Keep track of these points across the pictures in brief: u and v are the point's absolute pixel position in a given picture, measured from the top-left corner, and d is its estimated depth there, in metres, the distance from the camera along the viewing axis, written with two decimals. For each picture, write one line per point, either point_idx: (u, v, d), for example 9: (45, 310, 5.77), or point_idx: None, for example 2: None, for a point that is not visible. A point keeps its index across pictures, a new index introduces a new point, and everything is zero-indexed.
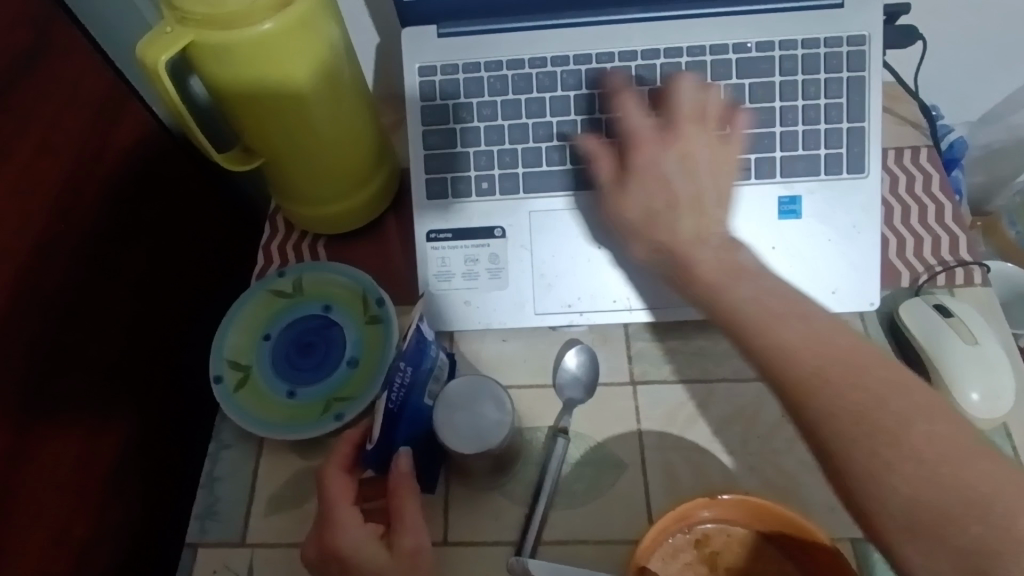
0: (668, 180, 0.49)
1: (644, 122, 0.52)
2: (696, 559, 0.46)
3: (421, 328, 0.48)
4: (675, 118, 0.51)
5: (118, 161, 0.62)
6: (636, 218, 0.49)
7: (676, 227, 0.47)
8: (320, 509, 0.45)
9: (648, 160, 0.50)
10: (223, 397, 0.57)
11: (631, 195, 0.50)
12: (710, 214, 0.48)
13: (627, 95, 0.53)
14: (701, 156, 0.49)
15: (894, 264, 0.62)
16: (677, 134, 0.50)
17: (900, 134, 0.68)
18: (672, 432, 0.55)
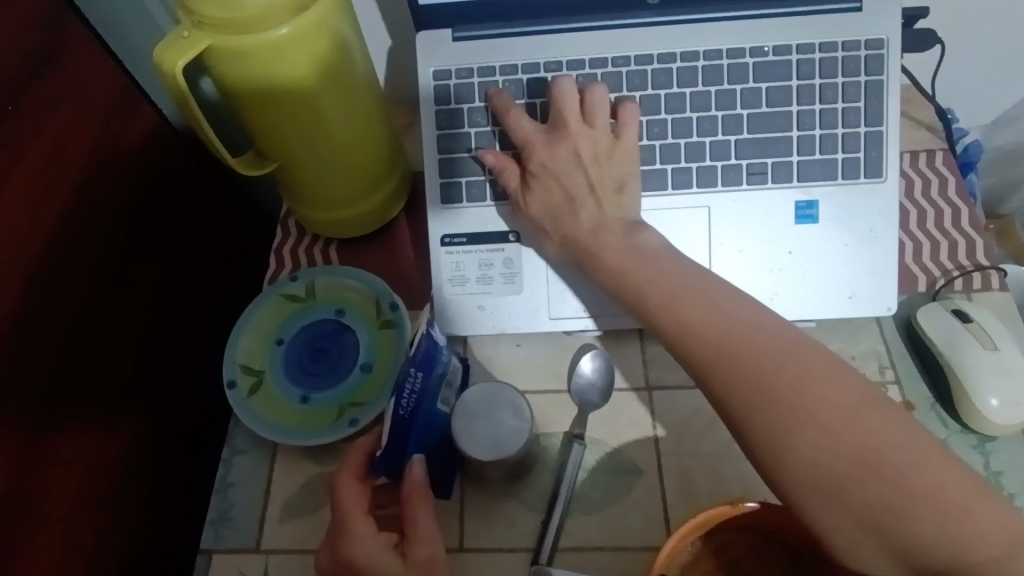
0: (563, 177, 0.52)
1: (533, 128, 0.54)
2: (716, 568, 0.45)
3: (432, 334, 0.47)
4: (560, 119, 0.53)
5: (128, 165, 0.62)
6: (541, 216, 0.53)
7: (576, 217, 0.51)
8: (334, 518, 0.45)
9: (540, 163, 0.53)
10: (237, 403, 0.56)
11: (533, 196, 0.53)
12: (604, 204, 0.51)
13: (509, 104, 0.55)
14: (587, 150, 0.52)
15: (911, 268, 0.61)
16: (563, 134, 0.53)
17: (916, 138, 0.68)
18: (689, 438, 0.55)
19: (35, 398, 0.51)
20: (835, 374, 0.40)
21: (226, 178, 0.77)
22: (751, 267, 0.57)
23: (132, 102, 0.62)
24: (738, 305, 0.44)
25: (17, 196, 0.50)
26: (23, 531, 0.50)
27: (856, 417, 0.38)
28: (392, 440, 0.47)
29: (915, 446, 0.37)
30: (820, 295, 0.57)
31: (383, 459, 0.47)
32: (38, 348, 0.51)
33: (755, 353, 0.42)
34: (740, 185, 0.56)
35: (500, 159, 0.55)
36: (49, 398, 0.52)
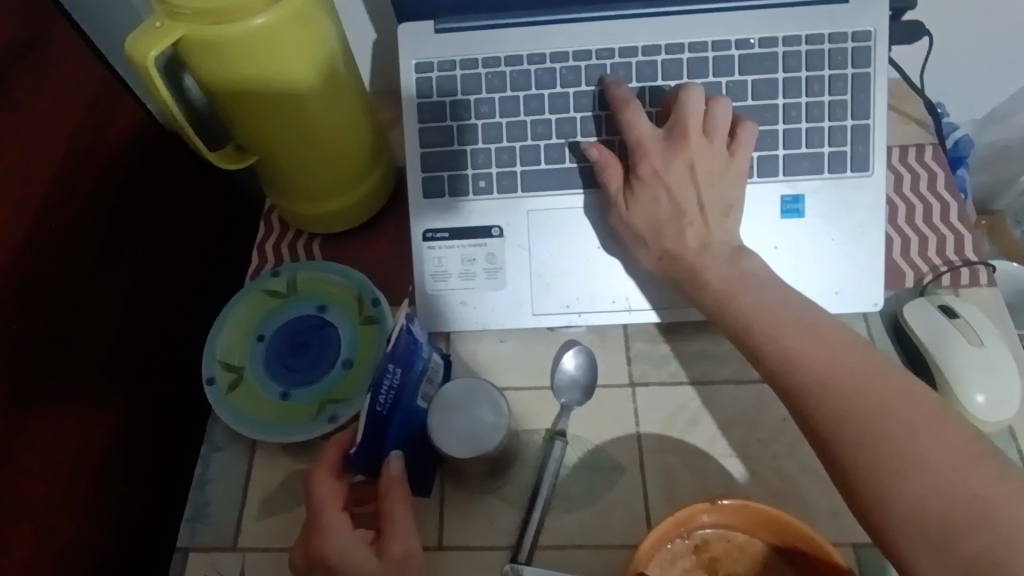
0: (676, 193, 0.50)
1: (651, 132, 0.52)
2: (695, 565, 0.45)
3: (412, 330, 0.46)
4: (680, 128, 0.51)
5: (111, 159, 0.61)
6: (642, 228, 0.52)
7: (683, 235, 0.50)
8: (308, 515, 0.44)
9: (652, 172, 0.51)
10: (216, 399, 0.56)
11: (637, 205, 0.52)
12: (710, 225, 0.50)
13: (630, 103, 0.52)
14: (706, 167, 0.50)
15: (898, 264, 0.61)
16: (681, 145, 0.51)
17: (905, 132, 0.67)
18: (672, 435, 0.54)
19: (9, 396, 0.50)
20: None
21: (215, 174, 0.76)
22: None
23: (113, 95, 0.61)
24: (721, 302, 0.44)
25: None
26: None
27: None
28: (370, 436, 0.45)
29: None
30: (808, 291, 0.56)
31: (359, 453, 0.46)
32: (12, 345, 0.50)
33: None
34: None
35: (610, 158, 0.53)
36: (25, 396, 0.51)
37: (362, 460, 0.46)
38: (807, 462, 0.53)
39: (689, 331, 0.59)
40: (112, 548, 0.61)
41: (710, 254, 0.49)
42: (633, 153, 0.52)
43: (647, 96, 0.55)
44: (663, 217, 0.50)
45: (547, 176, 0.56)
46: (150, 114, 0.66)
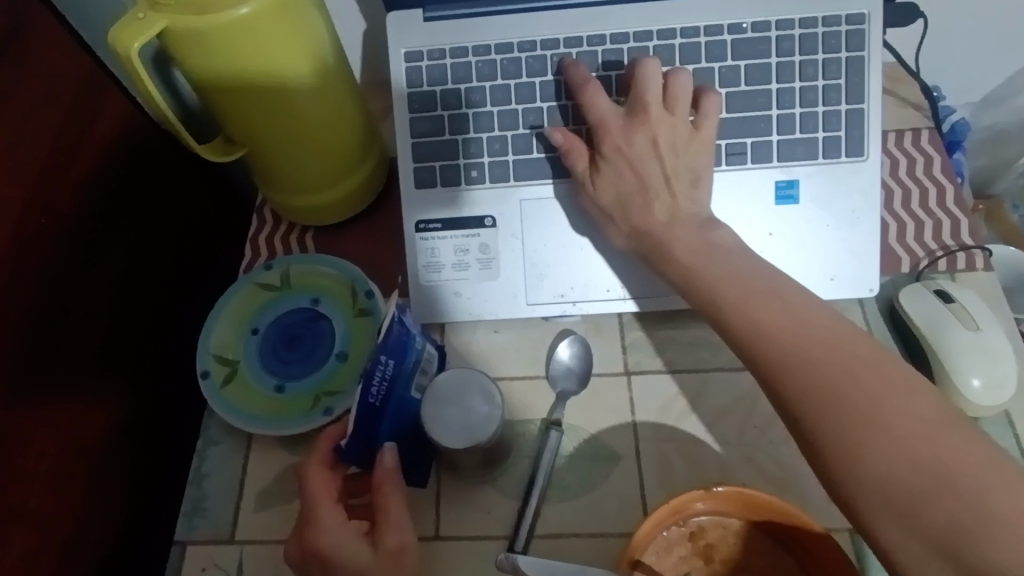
0: (640, 165, 0.50)
1: (611, 109, 0.52)
2: (691, 553, 0.45)
3: (404, 321, 0.46)
4: (640, 101, 0.51)
5: (98, 155, 0.60)
6: (609, 203, 0.52)
7: (648, 207, 0.50)
8: (302, 508, 0.44)
9: (614, 147, 0.51)
10: (210, 393, 0.56)
11: (602, 179, 0.52)
12: (679, 198, 0.50)
13: (590, 82, 0.53)
14: (666, 138, 0.51)
15: (894, 249, 0.60)
16: (642, 119, 0.51)
17: (901, 116, 0.66)
18: (667, 423, 0.54)
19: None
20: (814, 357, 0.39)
21: (205, 167, 0.75)
22: None
23: (99, 89, 0.60)
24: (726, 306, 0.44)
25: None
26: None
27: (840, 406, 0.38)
28: (363, 427, 0.45)
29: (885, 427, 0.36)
30: (803, 278, 0.56)
31: (352, 444, 0.45)
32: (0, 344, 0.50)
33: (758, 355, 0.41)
34: (719, 166, 0.55)
35: (573, 138, 0.53)
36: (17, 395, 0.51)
37: (355, 452, 0.46)
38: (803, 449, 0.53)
39: (683, 319, 0.58)
40: (109, 543, 0.61)
41: (690, 237, 0.49)
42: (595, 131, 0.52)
43: (613, 85, 0.55)
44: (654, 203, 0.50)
45: (539, 164, 0.56)
46: (138, 108, 0.65)
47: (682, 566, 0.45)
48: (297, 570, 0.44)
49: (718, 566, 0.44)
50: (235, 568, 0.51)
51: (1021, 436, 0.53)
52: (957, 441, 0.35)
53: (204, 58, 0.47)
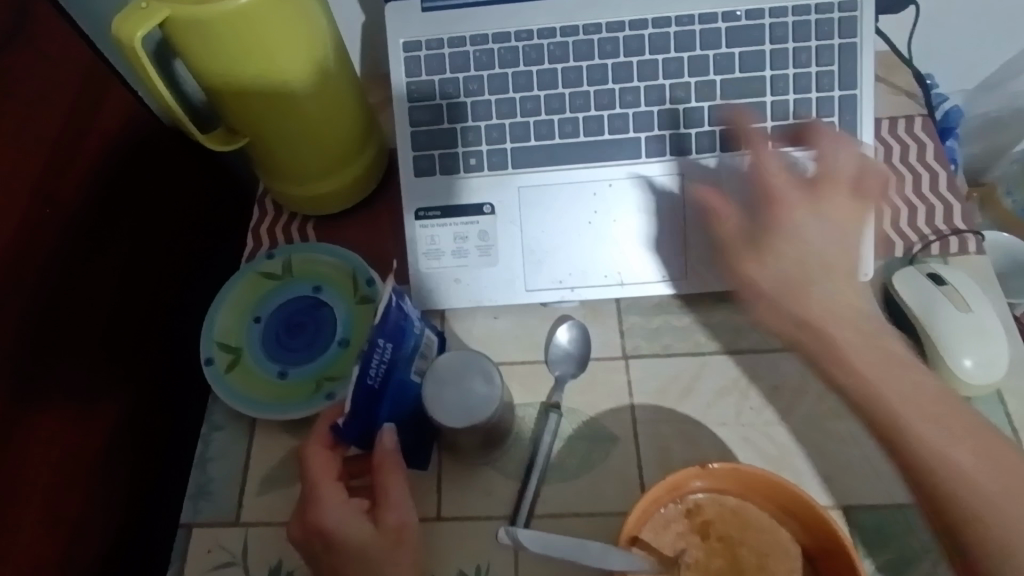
0: (835, 240, 0.48)
1: (791, 178, 0.50)
2: (688, 529, 0.46)
3: (401, 306, 0.46)
4: (824, 175, 0.50)
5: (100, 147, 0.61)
6: (774, 290, 0.47)
7: (810, 299, 0.46)
8: (303, 487, 0.45)
9: (793, 219, 0.48)
10: (214, 379, 0.57)
11: (775, 259, 0.47)
12: (835, 284, 0.47)
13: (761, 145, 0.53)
14: (828, 214, 0.49)
15: (888, 234, 0.61)
16: (821, 193, 0.49)
17: (896, 104, 0.67)
18: (665, 406, 0.55)
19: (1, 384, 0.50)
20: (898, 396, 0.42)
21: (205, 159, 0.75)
22: None
23: (98, 81, 0.61)
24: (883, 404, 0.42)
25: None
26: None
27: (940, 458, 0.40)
28: (363, 409, 0.45)
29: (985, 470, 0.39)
30: None
31: (353, 424, 0.45)
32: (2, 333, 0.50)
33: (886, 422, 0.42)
34: (715, 151, 0.56)
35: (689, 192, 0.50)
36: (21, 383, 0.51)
37: (354, 433, 0.46)
38: (798, 429, 0.53)
39: (681, 304, 0.59)
40: (115, 529, 0.62)
41: (853, 315, 0.46)
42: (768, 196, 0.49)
43: (610, 73, 0.55)
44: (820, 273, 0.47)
45: (537, 152, 0.57)
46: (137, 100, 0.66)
47: (680, 542, 0.45)
48: (299, 546, 0.44)
49: (715, 542, 0.45)
50: (240, 550, 0.51)
51: (1013, 415, 0.54)
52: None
53: (204, 46, 0.48)
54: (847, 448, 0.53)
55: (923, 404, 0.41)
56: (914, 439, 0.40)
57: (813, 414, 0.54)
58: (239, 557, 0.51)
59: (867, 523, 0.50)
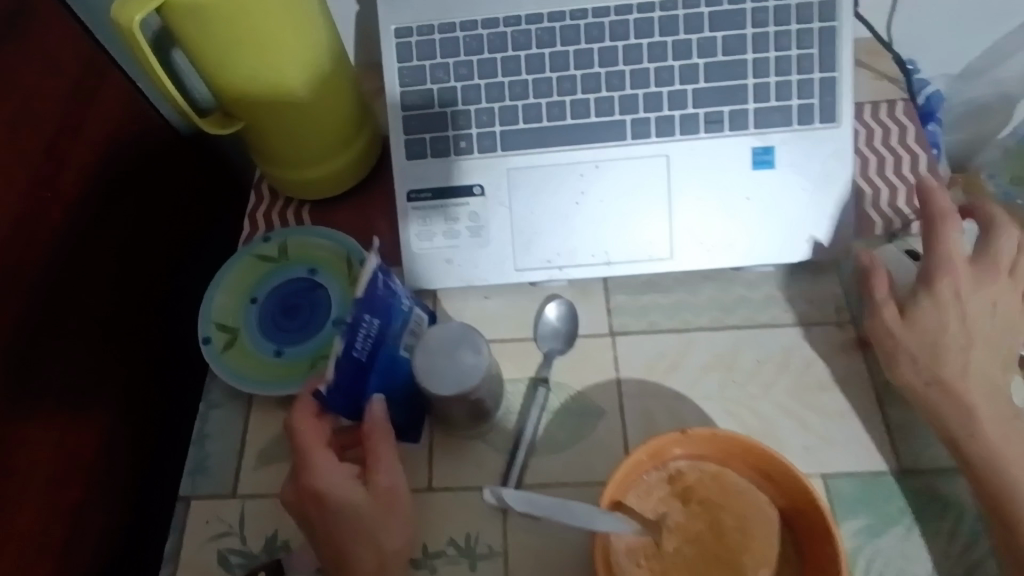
0: (959, 318, 0.50)
1: (959, 252, 0.52)
2: (669, 495, 0.48)
3: (387, 281, 0.48)
4: (997, 260, 0.52)
5: (98, 133, 0.62)
6: (910, 351, 0.51)
7: (943, 365, 0.50)
8: (294, 452, 0.46)
9: (952, 292, 0.51)
10: (212, 357, 0.58)
11: (922, 313, 0.51)
12: (969, 360, 0.50)
13: (947, 217, 0.52)
14: (998, 297, 0.51)
15: (869, 214, 0.63)
16: (994, 276, 0.52)
17: (879, 89, 0.70)
18: (652, 380, 0.56)
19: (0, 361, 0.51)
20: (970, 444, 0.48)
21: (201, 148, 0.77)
22: (711, 217, 0.58)
23: (95, 70, 0.62)
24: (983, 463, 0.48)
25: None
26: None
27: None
28: (350, 383, 0.47)
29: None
30: (781, 241, 0.58)
31: (339, 395, 0.47)
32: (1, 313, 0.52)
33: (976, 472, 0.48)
34: (699, 133, 0.57)
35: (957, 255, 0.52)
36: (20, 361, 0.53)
37: (341, 404, 0.48)
38: (780, 401, 0.55)
39: (668, 284, 0.61)
40: (115, 506, 0.63)
41: (971, 378, 0.49)
42: (938, 266, 0.52)
43: (596, 58, 0.57)
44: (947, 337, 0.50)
45: (526, 135, 0.58)
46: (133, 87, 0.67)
47: (661, 507, 0.47)
48: (293, 508, 0.46)
49: (695, 507, 0.47)
50: (237, 521, 0.53)
51: None
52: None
53: (198, 29, 0.50)
54: (827, 419, 0.54)
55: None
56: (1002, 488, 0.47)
57: (795, 387, 0.56)
58: (236, 528, 0.53)
59: (843, 490, 0.52)
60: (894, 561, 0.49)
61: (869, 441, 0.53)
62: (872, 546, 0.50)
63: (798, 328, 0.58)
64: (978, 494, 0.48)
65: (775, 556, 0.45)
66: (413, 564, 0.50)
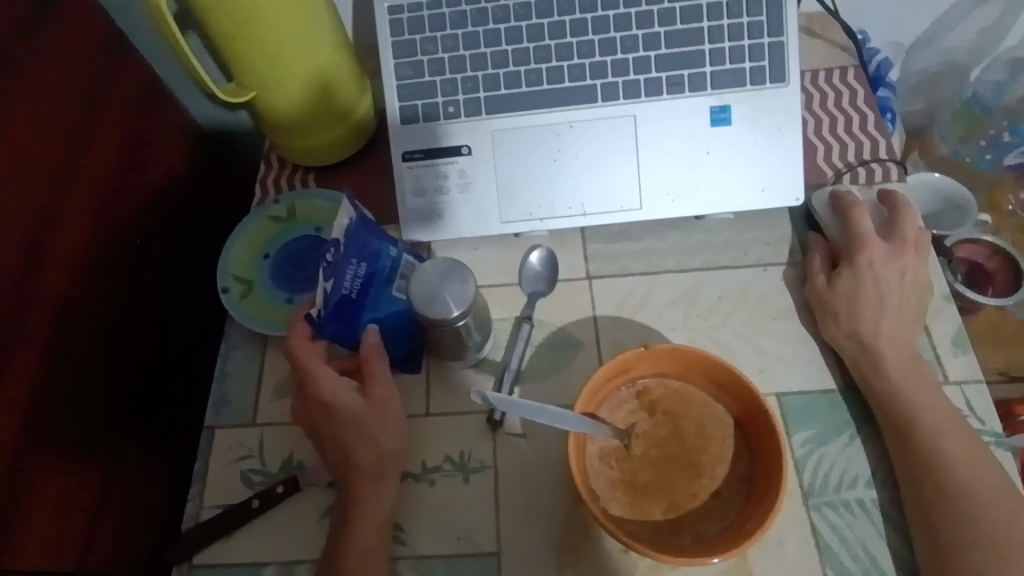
0: (873, 284, 0.57)
1: (873, 232, 0.60)
2: (638, 408, 0.54)
3: (371, 228, 0.54)
4: (902, 239, 0.59)
5: (122, 91, 0.66)
6: (839, 306, 0.58)
7: (879, 325, 0.56)
8: (297, 374, 0.53)
9: (867, 263, 0.58)
10: (231, 305, 0.64)
11: (843, 283, 0.59)
12: (887, 315, 0.57)
13: (858, 207, 0.61)
14: (909, 267, 0.58)
15: (820, 166, 0.69)
16: (902, 252, 0.59)
17: (830, 56, 0.75)
18: (623, 315, 0.63)
19: (48, 294, 0.54)
20: (907, 380, 0.55)
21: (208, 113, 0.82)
22: (675, 169, 0.65)
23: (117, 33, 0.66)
24: (911, 394, 0.54)
25: (23, 107, 0.53)
26: (45, 419, 0.54)
27: (960, 435, 0.52)
28: (340, 314, 0.53)
29: (948, 429, 0.52)
30: (739, 190, 0.65)
31: (329, 324, 0.54)
32: (47, 249, 0.55)
33: (908, 399, 0.54)
34: (661, 94, 0.64)
35: (868, 234, 0.59)
36: (65, 296, 0.56)
37: (330, 331, 0.54)
38: (738, 331, 0.62)
39: (638, 233, 0.67)
40: None
41: (881, 333, 0.56)
42: (853, 244, 0.60)
43: (567, 29, 0.63)
44: (863, 295, 0.57)
45: (506, 100, 0.65)
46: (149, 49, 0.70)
47: (631, 417, 0.54)
48: (302, 420, 0.54)
49: (660, 416, 0.54)
50: (257, 446, 0.60)
51: (931, 330, 0.61)
52: (962, 445, 0.52)
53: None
54: (781, 345, 0.61)
55: (934, 406, 0.53)
56: (928, 407, 0.53)
57: (752, 319, 0.62)
58: (256, 451, 0.59)
59: (795, 406, 0.58)
60: (837, 463, 0.56)
61: (816, 362, 0.60)
62: (819, 451, 0.56)
63: (755, 268, 0.65)
64: (869, 395, 0.56)
65: (728, 455, 0.52)
66: (412, 477, 0.56)
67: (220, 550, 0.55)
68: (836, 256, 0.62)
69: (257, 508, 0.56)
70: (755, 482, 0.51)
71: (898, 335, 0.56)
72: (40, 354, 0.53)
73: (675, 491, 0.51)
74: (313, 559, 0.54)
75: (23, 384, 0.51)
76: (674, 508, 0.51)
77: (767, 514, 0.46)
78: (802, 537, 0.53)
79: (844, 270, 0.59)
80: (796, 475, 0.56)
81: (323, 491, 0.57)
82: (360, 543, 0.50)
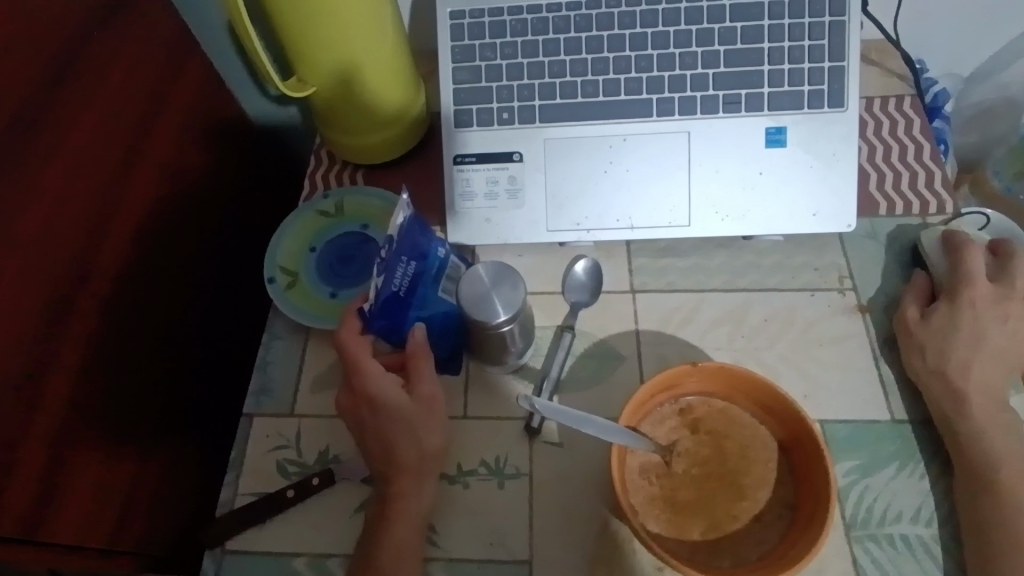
0: (971, 324, 0.56)
1: (980, 273, 0.58)
2: (680, 425, 0.53)
3: (419, 226, 0.53)
4: (1012, 286, 0.57)
5: (186, 80, 0.68)
6: (928, 338, 0.57)
7: None
8: (344, 366, 0.54)
9: (968, 302, 0.57)
10: (276, 295, 0.65)
11: (938, 317, 0.57)
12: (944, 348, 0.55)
13: (968, 247, 0.59)
14: (1013, 315, 0.56)
15: (874, 195, 0.68)
16: (1009, 298, 0.56)
17: (886, 84, 0.75)
18: (666, 331, 0.62)
19: (105, 271, 0.55)
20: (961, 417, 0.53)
21: (263, 108, 0.83)
22: (726, 187, 0.64)
23: (185, 24, 0.68)
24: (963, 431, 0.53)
25: (94, 90, 0.55)
26: (96, 393, 0.55)
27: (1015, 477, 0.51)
28: (389, 310, 0.53)
29: (1002, 469, 0.51)
30: (790, 212, 0.64)
31: (377, 319, 0.53)
32: (105, 229, 0.56)
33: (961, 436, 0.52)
34: (717, 113, 0.64)
35: (975, 274, 0.58)
36: (120, 273, 0.57)
37: (379, 325, 0.54)
38: (783, 354, 0.61)
39: (685, 249, 0.67)
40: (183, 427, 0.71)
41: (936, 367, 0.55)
42: (957, 282, 0.58)
43: (626, 43, 0.63)
44: (959, 331, 0.56)
45: (562, 109, 0.65)
46: (212, 42, 0.72)
47: (673, 434, 0.53)
48: (346, 412, 0.54)
49: (703, 435, 0.53)
50: (294, 436, 0.60)
51: None
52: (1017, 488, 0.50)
53: None
54: (827, 372, 0.60)
55: (987, 445, 0.52)
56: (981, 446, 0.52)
57: (798, 343, 0.61)
58: (293, 442, 0.60)
59: (839, 435, 0.57)
60: (882, 496, 0.55)
61: (863, 391, 0.59)
62: (864, 483, 0.55)
63: (803, 292, 0.64)
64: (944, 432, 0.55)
65: (771, 478, 0.52)
66: (447, 479, 0.56)
67: (253, 536, 0.56)
68: (935, 295, 0.60)
69: (292, 498, 0.56)
70: (799, 507, 0.50)
71: (959, 370, 0.55)
72: (92, 332, 0.54)
73: (715, 511, 0.50)
74: (345, 553, 0.54)
75: (78, 349, 0.53)
76: (714, 528, 0.50)
77: (814, 540, 0.45)
78: (842, 569, 0.52)
79: (942, 305, 0.58)
80: (839, 505, 0.54)
81: (359, 486, 0.57)
82: (396, 540, 0.50)
